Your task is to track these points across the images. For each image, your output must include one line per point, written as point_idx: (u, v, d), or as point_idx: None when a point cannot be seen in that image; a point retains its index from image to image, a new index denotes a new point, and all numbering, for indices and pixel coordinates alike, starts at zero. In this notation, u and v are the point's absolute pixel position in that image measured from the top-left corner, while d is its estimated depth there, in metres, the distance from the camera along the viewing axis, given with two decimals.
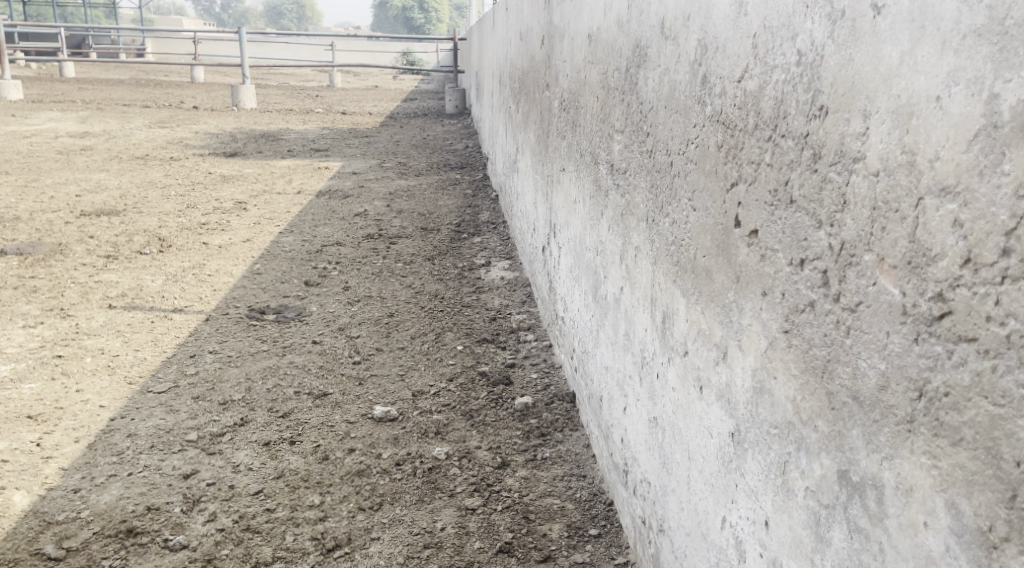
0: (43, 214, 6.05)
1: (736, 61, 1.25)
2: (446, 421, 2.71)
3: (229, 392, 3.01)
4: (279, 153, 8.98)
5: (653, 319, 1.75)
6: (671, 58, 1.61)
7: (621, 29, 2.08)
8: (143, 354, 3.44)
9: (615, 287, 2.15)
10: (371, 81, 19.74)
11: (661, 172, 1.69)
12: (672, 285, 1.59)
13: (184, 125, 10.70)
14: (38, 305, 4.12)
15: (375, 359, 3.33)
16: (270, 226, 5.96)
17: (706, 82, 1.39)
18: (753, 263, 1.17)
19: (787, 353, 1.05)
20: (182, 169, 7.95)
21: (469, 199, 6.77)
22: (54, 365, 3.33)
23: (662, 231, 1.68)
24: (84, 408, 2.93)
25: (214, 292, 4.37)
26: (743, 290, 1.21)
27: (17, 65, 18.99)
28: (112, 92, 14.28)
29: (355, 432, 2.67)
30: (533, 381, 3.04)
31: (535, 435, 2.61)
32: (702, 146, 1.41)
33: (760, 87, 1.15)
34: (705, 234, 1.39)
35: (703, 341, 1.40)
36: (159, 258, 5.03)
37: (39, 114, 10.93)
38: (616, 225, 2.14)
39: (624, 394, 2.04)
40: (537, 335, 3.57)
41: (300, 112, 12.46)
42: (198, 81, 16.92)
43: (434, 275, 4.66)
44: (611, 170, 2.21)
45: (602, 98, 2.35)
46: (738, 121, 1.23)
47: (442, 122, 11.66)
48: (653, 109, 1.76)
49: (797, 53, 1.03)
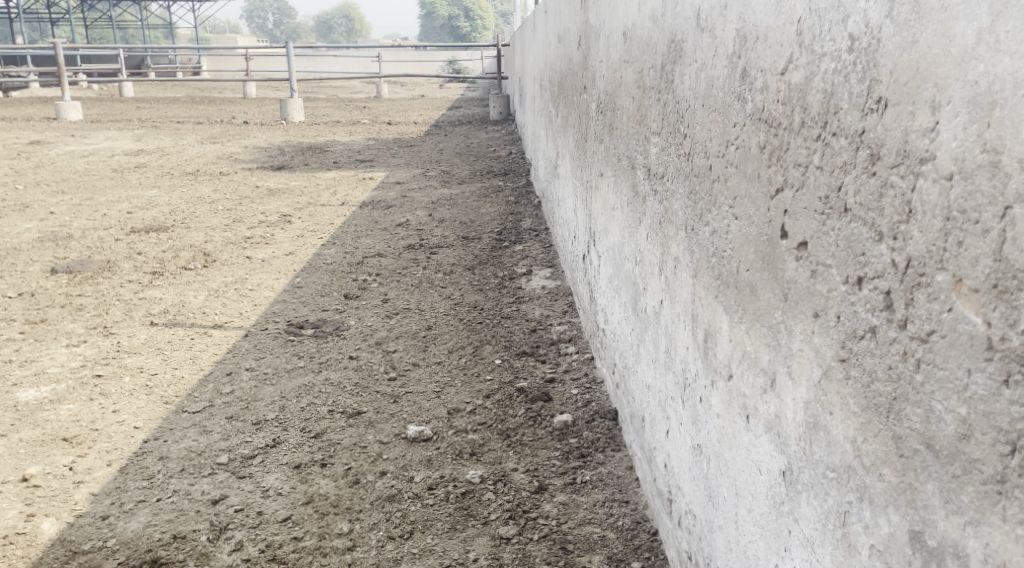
0: (94, 232, 6.10)
1: (779, 52, 1.10)
2: (482, 441, 2.59)
3: (263, 412, 2.93)
4: (324, 165, 8.98)
5: (694, 336, 1.60)
6: (707, 51, 1.47)
7: (656, 23, 1.94)
8: (181, 372, 3.39)
9: (655, 300, 2.01)
10: (417, 91, 19.79)
11: (699, 177, 1.55)
12: (713, 300, 1.45)
13: (234, 139, 10.81)
14: (82, 323, 4.11)
15: (412, 374, 3.22)
16: (313, 238, 5.92)
17: (746, 76, 1.25)
18: (803, 279, 1.03)
19: (843, 386, 0.91)
20: (230, 183, 7.98)
21: (512, 207, 6.65)
22: (94, 385, 3.28)
23: (702, 240, 1.54)
24: (118, 429, 2.87)
25: (255, 307, 4.32)
26: (791, 310, 1.07)
27: (77, 86, 19.48)
28: (167, 109, 14.54)
29: (388, 453, 2.56)
30: (573, 397, 2.90)
31: (575, 456, 2.48)
32: (743, 147, 1.27)
33: (806, 79, 1.01)
34: (749, 246, 1.25)
35: (748, 365, 1.26)
36: (204, 273, 5.02)
37: (97, 133, 11.15)
38: (655, 234, 2.00)
39: (666, 416, 1.89)
40: (579, 347, 3.44)
41: (347, 124, 12.51)
42: (250, 96, 17.19)
43: (474, 285, 4.56)
44: (648, 175, 2.06)
45: (638, 98, 2.21)
46: (782, 118, 1.09)
47: (487, 128, 11.58)
48: (690, 108, 1.61)
49: (849, 38, 0.89)
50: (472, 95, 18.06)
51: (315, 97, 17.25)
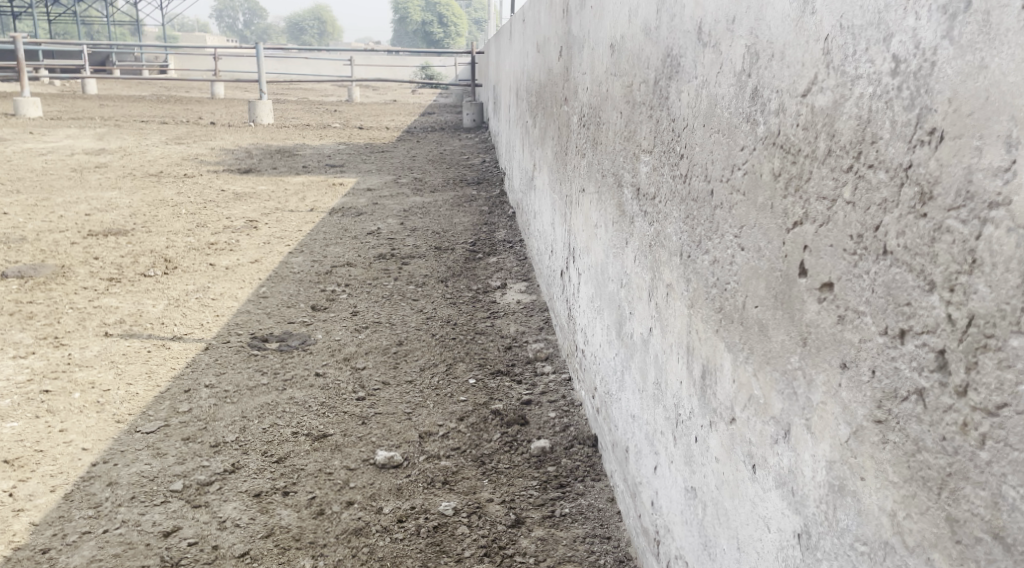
0: (49, 235, 5.87)
1: (800, 72, 1.01)
2: (455, 469, 2.47)
3: (222, 433, 2.79)
4: (293, 170, 8.78)
5: (690, 371, 1.50)
6: (710, 67, 1.37)
7: (649, 37, 1.84)
8: (136, 388, 3.22)
9: (643, 327, 1.90)
10: (390, 95, 19.61)
11: (698, 202, 1.45)
12: (714, 335, 1.35)
13: (200, 141, 10.57)
14: (32, 333, 3.92)
15: (382, 394, 3.09)
16: (280, 245, 5.76)
17: (757, 96, 1.15)
18: (827, 325, 0.93)
19: (879, 450, 0.83)
20: (194, 186, 7.77)
21: (485, 217, 6.54)
22: (40, 401, 3.11)
23: (700, 269, 1.44)
24: (65, 451, 2.71)
25: (217, 318, 4.16)
26: (811, 356, 0.97)
27: (39, 82, 19.04)
28: (132, 108, 14.23)
29: (355, 481, 2.44)
30: (550, 420, 2.79)
31: (553, 486, 2.37)
32: (753, 174, 1.17)
33: (835, 103, 0.91)
34: (758, 281, 1.15)
35: (756, 411, 1.16)
36: (164, 281, 4.83)
37: (57, 131, 10.85)
38: (644, 258, 1.90)
39: (654, 451, 1.79)
40: (555, 366, 3.34)
41: (317, 127, 12.30)
42: (218, 97, 16.97)
43: (446, 298, 4.43)
44: (637, 195, 1.97)
45: (627, 113, 2.11)
46: (803, 145, 0.99)
47: (459, 136, 11.45)
48: (687, 127, 1.51)
49: (892, 60, 0.81)
50: (444, 102, 17.90)
51: (285, 99, 17.01)
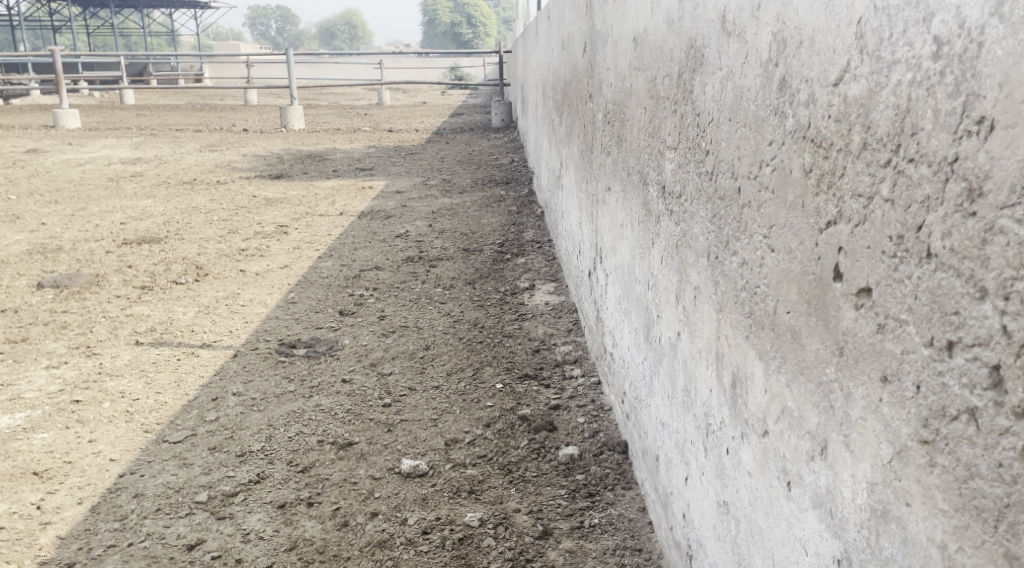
0: (84, 244, 5.92)
1: (831, 60, 0.93)
2: (481, 477, 2.42)
3: (248, 442, 2.76)
4: (323, 174, 8.79)
5: (720, 379, 1.42)
6: (735, 57, 1.29)
7: (672, 29, 1.77)
8: (164, 397, 3.20)
9: (671, 330, 1.82)
10: (419, 98, 19.61)
11: (725, 200, 1.37)
12: (744, 341, 1.27)
13: (232, 147, 10.64)
14: (65, 343, 3.93)
15: (408, 400, 3.04)
16: (310, 250, 5.75)
17: (786, 87, 1.07)
18: (865, 333, 0.85)
19: (926, 474, 0.75)
20: (226, 192, 7.80)
21: (514, 217, 6.47)
22: (71, 412, 3.10)
23: (728, 272, 1.36)
24: (93, 462, 2.69)
25: (245, 324, 4.15)
26: (849, 368, 0.89)
27: (77, 93, 19.34)
28: (167, 117, 14.39)
29: (380, 491, 2.39)
30: (579, 426, 2.72)
31: (582, 495, 2.30)
32: (782, 170, 1.09)
33: (870, 92, 0.83)
34: (790, 285, 1.07)
35: (790, 424, 1.08)
36: (195, 288, 4.84)
37: (94, 141, 10.98)
38: (670, 258, 1.82)
39: (685, 460, 1.71)
40: (584, 369, 3.26)
41: (347, 131, 12.33)
42: (251, 104, 17.13)
43: (474, 301, 4.38)
44: (663, 193, 1.89)
45: (651, 109, 2.04)
46: (836, 138, 0.92)
47: (488, 136, 11.40)
48: (713, 122, 1.43)
49: (933, 42, 0.73)
50: (473, 102, 17.84)
51: (316, 104, 17.11)
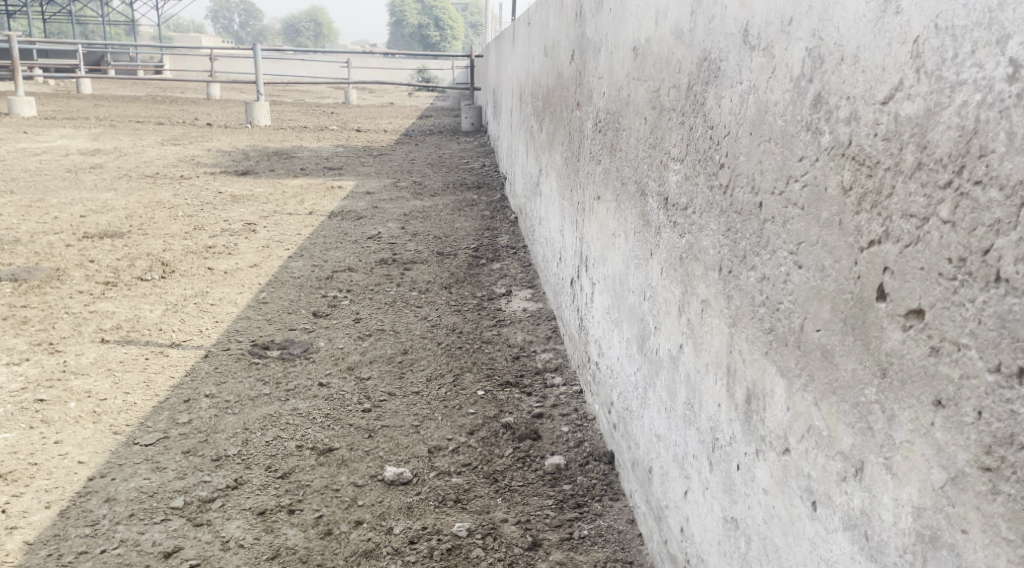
0: (43, 237, 5.75)
1: (878, 78, 0.93)
2: (467, 486, 2.38)
3: (223, 446, 2.69)
4: (291, 172, 8.67)
5: (730, 394, 1.41)
6: (759, 71, 1.29)
7: (681, 40, 1.76)
8: (133, 397, 3.12)
9: (672, 343, 1.81)
10: (386, 98, 19.48)
11: (741, 215, 1.37)
12: (763, 358, 1.26)
13: (196, 142, 10.44)
14: (26, 339, 3.81)
15: (388, 405, 2.99)
16: (280, 249, 5.66)
17: (820, 103, 1.07)
18: (916, 356, 0.86)
19: (987, 501, 0.78)
20: (190, 188, 7.66)
21: (487, 222, 6.45)
22: (35, 411, 3.00)
23: (744, 287, 1.35)
24: (60, 464, 2.61)
25: (216, 324, 4.06)
26: (893, 390, 0.89)
27: (32, 81, 18.88)
28: (127, 108, 14.09)
29: (363, 499, 2.34)
30: (563, 435, 2.70)
31: (570, 506, 2.28)
32: (815, 187, 1.08)
33: (929, 112, 0.85)
34: (821, 303, 1.06)
35: (817, 443, 1.07)
36: (161, 285, 4.73)
37: (51, 131, 10.70)
38: (672, 270, 1.81)
39: (685, 474, 1.70)
40: (565, 377, 3.24)
41: (314, 129, 12.19)
42: (214, 98, 16.87)
43: (451, 305, 4.34)
44: (666, 204, 1.88)
45: (652, 119, 2.02)
46: (883, 157, 0.91)
47: (458, 140, 11.34)
48: (729, 135, 1.42)
49: (1009, 64, 0.76)
50: (442, 105, 17.75)
51: (282, 101, 16.90)
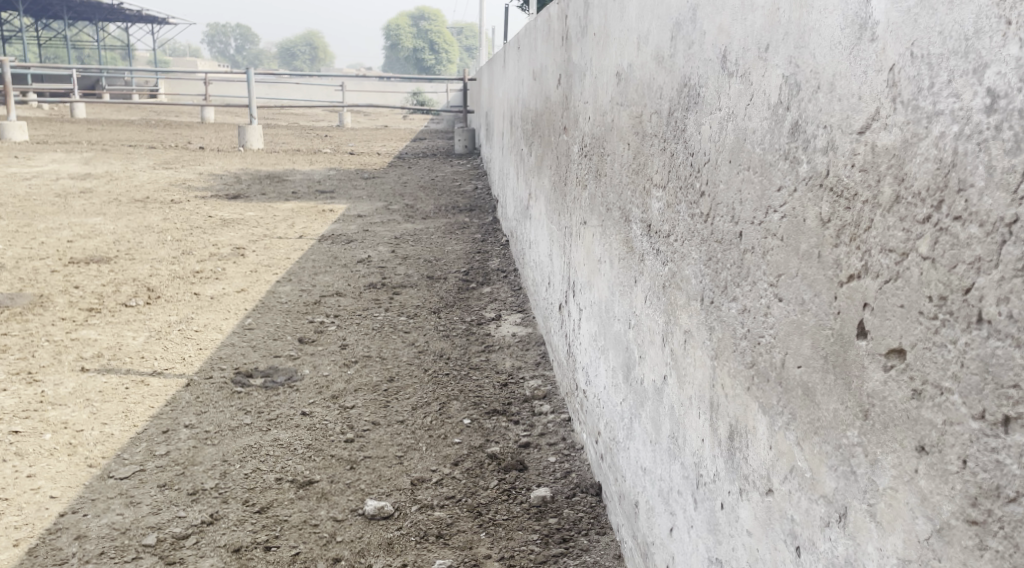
0: (29, 263, 5.69)
1: (856, 107, 0.89)
2: (449, 520, 2.33)
3: (201, 479, 2.63)
4: (282, 196, 8.64)
5: (713, 430, 1.36)
6: (737, 98, 1.25)
7: (661, 65, 1.73)
8: (111, 428, 3.06)
9: (656, 373, 1.77)
10: (381, 122, 19.50)
11: (722, 245, 1.33)
12: (745, 393, 1.22)
13: (188, 166, 10.43)
14: (5, 367, 3.75)
15: (372, 435, 2.94)
16: (268, 274, 5.61)
17: (798, 131, 1.03)
18: (899, 400, 0.82)
19: (975, 557, 0.74)
20: (180, 212, 7.61)
21: (478, 245, 6.41)
22: (9, 443, 2.94)
23: (726, 318, 1.31)
24: (31, 500, 2.55)
25: (199, 351, 4.01)
26: (876, 434, 0.85)
27: (28, 106, 18.91)
28: (121, 132, 14.10)
29: (342, 535, 2.29)
30: (550, 466, 2.64)
31: (555, 541, 2.22)
32: (794, 218, 1.04)
33: (906, 142, 0.82)
34: (802, 338, 1.02)
35: (800, 485, 1.02)
36: (146, 311, 4.68)
37: (43, 155, 10.68)
38: (655, 299, 1.77)
39: (670, 510, 1.65)
40: (554, 405, 3.19)
41: (308, 153, 12.18)
42: (208, 122, 16.88)
43: (439, 330, 4.29)
44: (648, 232, 1.84)
45: (635, 146, 1.99)
46: (861, 188, 0.88)
47: (451, 162, 11.33)
48: (709, 163, 1.39)
49: (987, 94, 0.73)
50: (436, 128, 17.75)
51: (276, 124, 16.92)
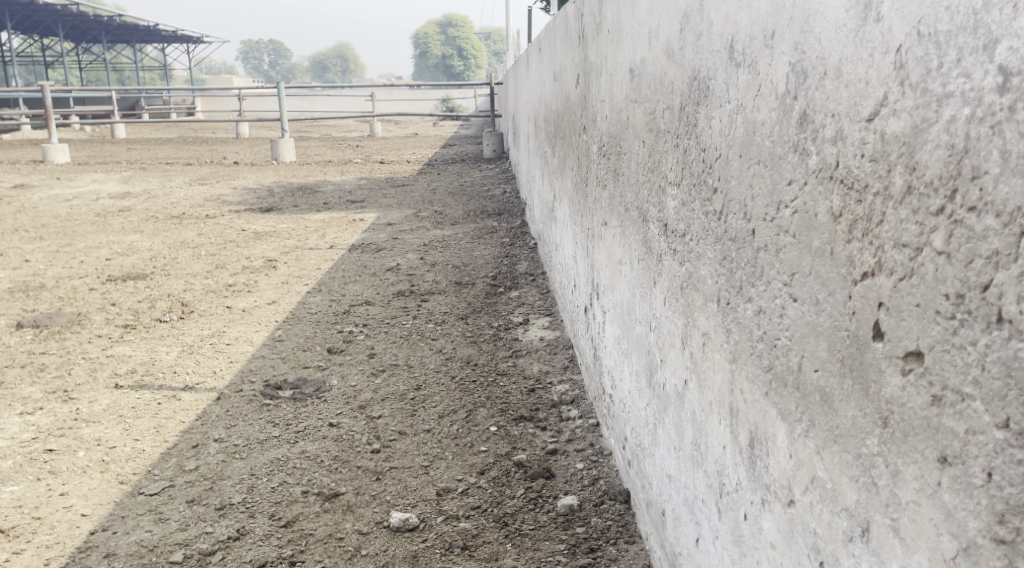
0: (68, 281, 5.76)
1: (862, 93, 0.84)
2: (475, 531, 2.30)
3: (228, 493, 2.62)
4: (314, 207, 8.68)
5: (734, 437, 1.31)
6: (745, 89, 1.20)
7: (672, 59, 1.68)
8: (142, 444, 3.07)
9: (677, 377, 1.71)
10: (410, 129, 19.55)
11: (736, 243, 1.27)
12: (763, 399, 1.16)
13: (223, 181, 10.52)
14: (42, 386, 3.78)
15: (398, 445, 2.91)
16: (299, 285, 5.62)
17: (805, 121, 0.98)
18: (920, 408, 0.77)
19: None
20: (214, 226, 7.67)
21: (507, 249, 6.36)
22: (43, 461, 2.96)
23: (742, 319, 1.25)
24: (63, 518, 2.55)
25: (230, 364, 4.01)
26: (896, 443, 0.80)
27: (70, 129, 19.27)
28: (158, 150, 14.29)
29: (367, 548, 2.27)
30: (578, 473, 2.59)
31: (582, 551, 2.18)
32: (805, 213, 0.99)
33: (916, 129, 0.77)
34: (818, 341, 0.96)
35: (821, 497, 0.96)
36: (179, 327, 4.70)
37: (82, 176, 10.85)
38: (674, 301, 1.72)
39: (695, 520, 1.59)
40: (582, 410, 3.13)
41: (339, 163, 12.23)
42: (242, 136, 17.07)
43: (466, 337, 4.25)
44: (665, 231, 1.78)
45: (650, 143, 1.93)
46: (871, 180, 0.83)
47: (480, 167, 11.30)
48: (720, 158, 1.33)
49: (998, 72, 0.68)
50: (464, 133, 17.75)
51: (308, 136, 17.05)
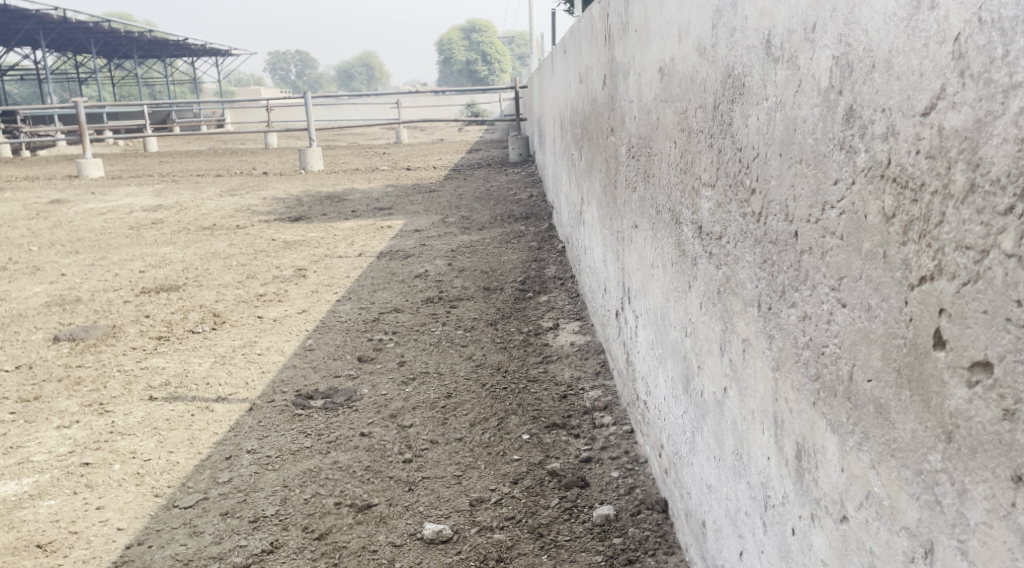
0: (103, 294, 5.81)
1: (916, 85, 0.80)
2: (510, 542, 2.26)
3: (261, 506, 2.60)
4: (342, 215, 8.69)
5: (779, 447, 1.25)
6: (785, 85, 1.14)
7: (703, 56, 1.63)
8: (177, 457, 3.06)
9: (715, 385, 1.66)
10: (436, 136, 19.58)
11: (776, 245, 1.22)
12: (811, 409, 1.10)
13: (253, 191, 10.59)
14: (78, 399, 3.80)
15: (430, 455, 2.87)
16: (329, 293, 5.62)
17: (850, 117, 0.93)
18: (991, 421, 0.73)
19: None
20: (246, 237, 7.71)
21: (535, 253, 6.32)
22: (80, 475, 2.96)
23: (785, 325, 1.19)
24: (100, 532, 2.55)
25: (262, 374, 4.01)
26: (964, 459, 0.76)
27: (104, 143, 19.53)
28: (189, 162, 14.44)
29: (400, 561, 2.24)
30: (613, 481, 2.54)
31: (620, 563, 2.13)
32: (853, 213, 0.94)
33: (980, 122, 0.73)
34: (870, 349, 0.91)
35: (877, 514, 0.91)
36: (212, 337, 4.71)
37: (116, 189, 10.97)
38: (711, 306, 1.66)
39: (738, 533, 1.53)
40: (615, 416, 3.08)
41: (366, 171, 12.26)
42: (271, 146, 17.18)
43: (496, 343, 4.22)
44: (700, 234, 1.73)
45: (682, 143, 1.88)
46: (929, 177, 0.79)
47: (506, 171, 11.27)
48: (758, 157, 1.28)
49: None
50: (489, 138, 17.74)
51: (336, 145, 17.15)
